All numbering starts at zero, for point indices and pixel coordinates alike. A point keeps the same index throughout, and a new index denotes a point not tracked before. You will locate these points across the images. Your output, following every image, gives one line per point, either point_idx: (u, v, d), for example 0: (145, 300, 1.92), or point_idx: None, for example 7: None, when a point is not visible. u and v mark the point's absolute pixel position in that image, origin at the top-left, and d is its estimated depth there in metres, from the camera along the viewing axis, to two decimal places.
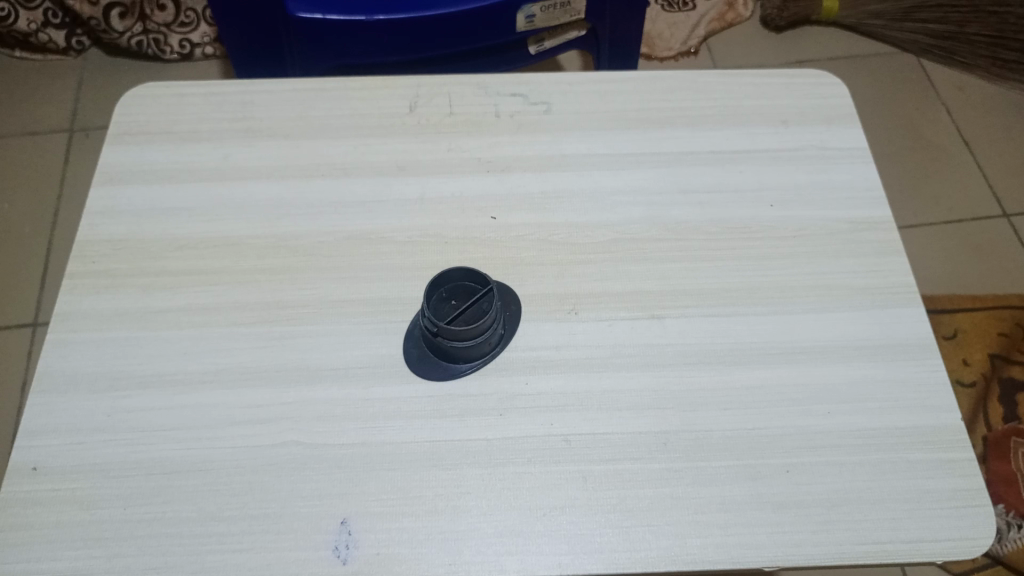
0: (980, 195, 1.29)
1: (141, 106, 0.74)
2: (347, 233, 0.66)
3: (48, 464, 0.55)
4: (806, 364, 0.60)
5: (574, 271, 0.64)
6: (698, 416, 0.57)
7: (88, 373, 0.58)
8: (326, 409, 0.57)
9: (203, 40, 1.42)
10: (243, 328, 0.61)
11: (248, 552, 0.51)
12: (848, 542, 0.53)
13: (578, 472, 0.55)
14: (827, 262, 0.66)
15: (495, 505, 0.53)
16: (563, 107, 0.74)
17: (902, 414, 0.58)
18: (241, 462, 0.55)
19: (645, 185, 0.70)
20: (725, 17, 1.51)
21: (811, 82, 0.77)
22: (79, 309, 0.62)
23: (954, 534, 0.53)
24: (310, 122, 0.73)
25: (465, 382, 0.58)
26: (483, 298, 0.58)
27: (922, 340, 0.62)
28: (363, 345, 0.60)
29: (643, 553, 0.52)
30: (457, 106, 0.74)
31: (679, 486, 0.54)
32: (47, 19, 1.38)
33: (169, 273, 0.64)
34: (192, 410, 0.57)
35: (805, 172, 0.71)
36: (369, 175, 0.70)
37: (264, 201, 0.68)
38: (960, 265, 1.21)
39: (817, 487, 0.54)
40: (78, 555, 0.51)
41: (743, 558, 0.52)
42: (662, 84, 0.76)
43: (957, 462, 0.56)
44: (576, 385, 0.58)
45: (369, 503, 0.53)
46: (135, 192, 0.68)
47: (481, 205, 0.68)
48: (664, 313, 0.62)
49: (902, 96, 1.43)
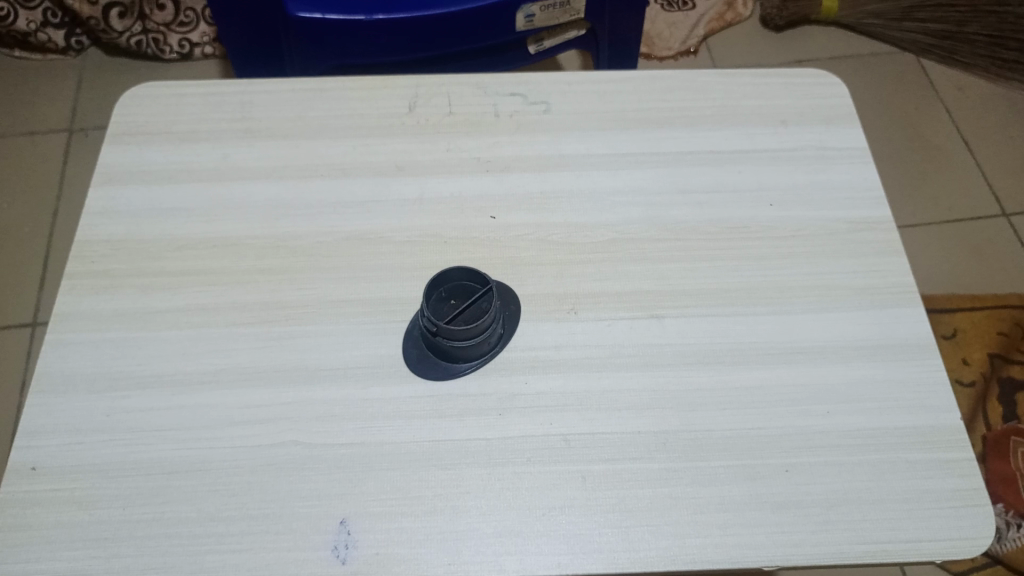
0: (980, 195, 1.29)
1: (140, 106, 0.74)
2: (347, 233, 0.66)
3: (47, 465, 0.55)
4: (805, 364, 0.60)
5: (573, 271, 0.64)
6: (697, 417, 0.57)
7: (87, 373, 0.58)
8: (325, 409, 0.57)
9: (203, 40, 1.42)
10: (242, 328, 0.61)
11: (247, 552, 0.51)
12: (847, 542, 0.53)
13: (577, 472, 0.55)
14: (826, 262, 0.66)
15: (494, 505, 0.53)
16: (562, 107, 0.74)
17: (901, 414, 0.58)
18: (240, 463, 0.55)
19: (644, 185, 0.70)
20: (725, 16, 1.51)
21: (811, 82, 0.77)
22: (78, 309, 0.62)
23: (953, 534, 0.53)
24: (309, 122, 0.73)
25: (465, 383, 0.58)
26: (482, 298, 0.58)
27: (922, 340, 0.62)
28: (362, 345, 0.60)
29: (643, 553, 0.52)
30: (456, 106, 0.74)
31: (678, 487, 0.54)
32: (47, 18, 1.38)
33: (168, 274, 0.64)
34: (191, 411, 0.57)
35: (804, 172, 0.71)
36: (369, 175, 0.69)
37: (264, 202, 0.68)
38: (959, 265, 1.21)
39: (816, 487, 0.54)
40: (77, 555, 0.51)
41: (742, 558, 0.52)
42: (662, 84, 0.76)
43: (956, 462, 0.56)
44: (576, 385, 0.58)
45: (368, 503, 0.53)
46: (134, 192, 0.68)
47: (480, 205, 0.68)
48: (663, 313, 0.62)
49: (901, 96, 1.43)
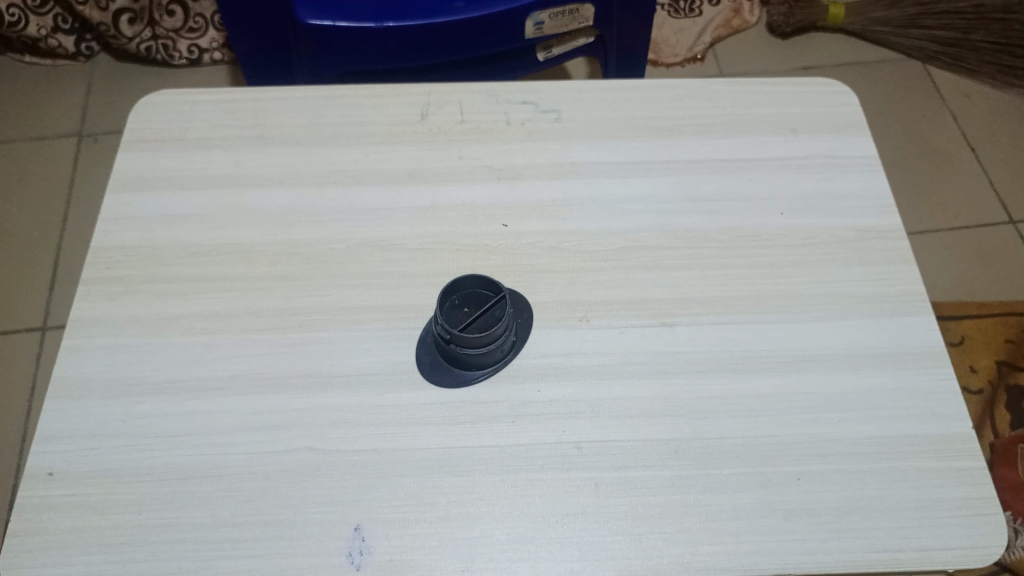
0: (987, 202, 1.29)
1: (155, 112, 0.74)
2: (359, 240, 0.67)
3: (63, 469, 0.55)
4: (816, 373, 0.60)
5: (584, 279, 0.65)
6: (709, 424, 0.57)
7: (102, 377, 0.59)
8: (338, 415, 0.57)
9: (212, 46, 1.43)
10: (256, 335, 0.61)
11: (261, 558, 0.52)
12: (858, 549, 0.53)
13: (590, 479, 0.55)
14: (837, 271, 0.66)
15: (508, 512, 0.53)
16: (574, 115, 0.75)
17: (912, 422, 0.58)
18: (253, 468, 0.55)
19: (654, 193, 0.70)
20: (731, 23, 1.52)
21: (820, 91, 0.78)
22: (92, 316, 0.62)
23: (964, 542, 0.54)
24: (321, 129, 0.73)
25: (477, 391, 0.59)
26: (495, 306, 0.59)
27: (932, 349, 0.62)
28: (374, 353, 0.60)
29: (654, 560, 0.52)
30: (468, 114, 0.75)
31: (689, 494, 0.54)
32: (56, 24, 1.38)
33: (181, 281, 0.64)
34: (204, 417, 0.57)
35: (815, 181, 0.71)
36: (381, 182, 0.70)
37: (276, 210, 0.68)
38: (967, 272, 1.21)
39: (828, 495, 0.55)
40: (91, 560, 0.52)
41: (754, 565, 0.52)
42: (671, 92, 0.77)
43: (966, 471, 0.56)
44: (587, 392, 0.59)
45: (381, 510, 0.53)
46: (149, 198, 0.69)
47: (491, 213, 0.68)
48: (675, 321, 0.62)
49: (908, 101, 1.44)
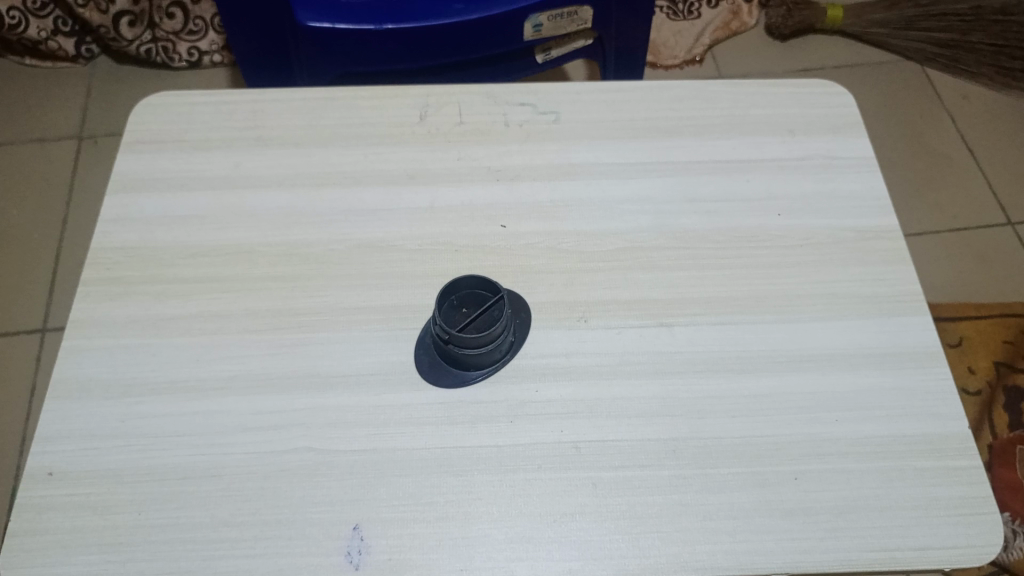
0: (985, 203, 1.30)
1: (156, 114, 0.75)
2: (358, 241, 0.67)
3: (63, 469, 0.55)
4: (814, 373, 0.60)
5: (582, 279, 0.65)
6: (707, 424, 0.58)
7: (101, 378, 0.59)
8: (337, 415, 0.58)
9: (212, 48, 1.43)
10: (255, 336, 0.61)
11: (260, 558, 0.52)
12: (856, 548, 0.53)
13: (588, 478, 0.55)
14: (834, 272, 0.66)
15: (506, 511, 0.54)
16: (573, 116, 0.75)
17: (910, 422, 0.58)
18: (252, 469, 0.55)
19: (652, 194, 0.70)
20: (729, 25, 1.52)
21: (818, 92, 0.78)
22: (92, 317, 0.62)
23: (961, 542, 0.54)
24: (321, 130, 0.74)
25: (475, 391, 0.59)
26: (494, 306, 0.59)
27: (929, 349, 0.62)
28: (374, 353, 0.61)
29: (653, 559, 0.52)
30: (466, 115, 0.75)
31: (688, 494, 0.55)
32: (57, 27, 1.39)
33: (181, 282, 0.64)
34: (203, 418, 0.57)
35: (813, 181, 0.72)
36: (380, 184, 0.70)
37: (275, 211, 0.68)
38: (966, 273, 1.21)
39: (826, 494, 0.55)
40: (91, 560, 0.52)
41: (752, 564, 0.52)
42: (669, 93, 0.77)
43: (962, 470, 0.56)
44: (586, 392, 0.59)
45: (380, 510, 0.54)
46: (149, 199, 0.69)
47: (490, 214, 0.69)
48: (673, 321, 0.63)
49: (906, 102, 1.45)
